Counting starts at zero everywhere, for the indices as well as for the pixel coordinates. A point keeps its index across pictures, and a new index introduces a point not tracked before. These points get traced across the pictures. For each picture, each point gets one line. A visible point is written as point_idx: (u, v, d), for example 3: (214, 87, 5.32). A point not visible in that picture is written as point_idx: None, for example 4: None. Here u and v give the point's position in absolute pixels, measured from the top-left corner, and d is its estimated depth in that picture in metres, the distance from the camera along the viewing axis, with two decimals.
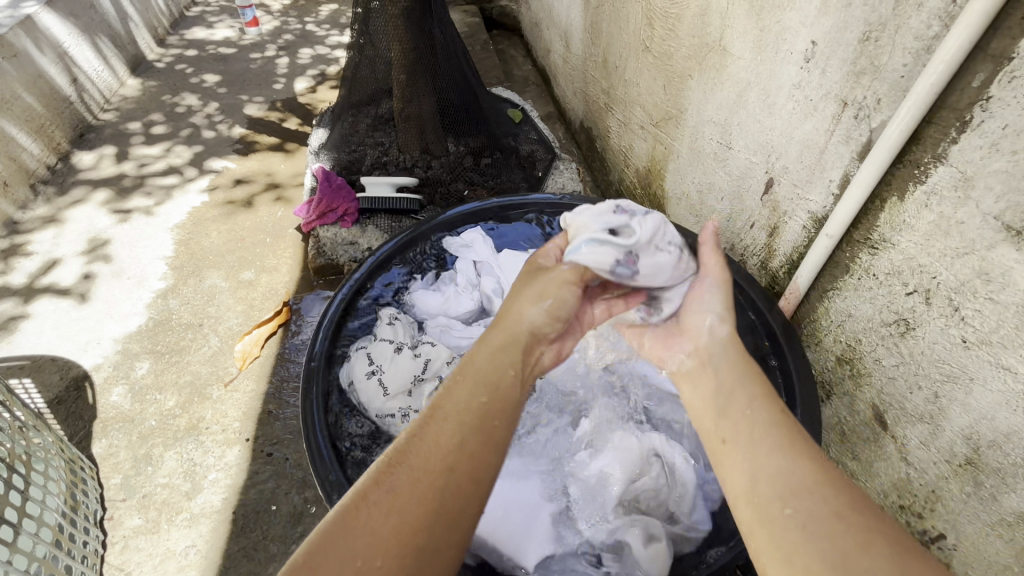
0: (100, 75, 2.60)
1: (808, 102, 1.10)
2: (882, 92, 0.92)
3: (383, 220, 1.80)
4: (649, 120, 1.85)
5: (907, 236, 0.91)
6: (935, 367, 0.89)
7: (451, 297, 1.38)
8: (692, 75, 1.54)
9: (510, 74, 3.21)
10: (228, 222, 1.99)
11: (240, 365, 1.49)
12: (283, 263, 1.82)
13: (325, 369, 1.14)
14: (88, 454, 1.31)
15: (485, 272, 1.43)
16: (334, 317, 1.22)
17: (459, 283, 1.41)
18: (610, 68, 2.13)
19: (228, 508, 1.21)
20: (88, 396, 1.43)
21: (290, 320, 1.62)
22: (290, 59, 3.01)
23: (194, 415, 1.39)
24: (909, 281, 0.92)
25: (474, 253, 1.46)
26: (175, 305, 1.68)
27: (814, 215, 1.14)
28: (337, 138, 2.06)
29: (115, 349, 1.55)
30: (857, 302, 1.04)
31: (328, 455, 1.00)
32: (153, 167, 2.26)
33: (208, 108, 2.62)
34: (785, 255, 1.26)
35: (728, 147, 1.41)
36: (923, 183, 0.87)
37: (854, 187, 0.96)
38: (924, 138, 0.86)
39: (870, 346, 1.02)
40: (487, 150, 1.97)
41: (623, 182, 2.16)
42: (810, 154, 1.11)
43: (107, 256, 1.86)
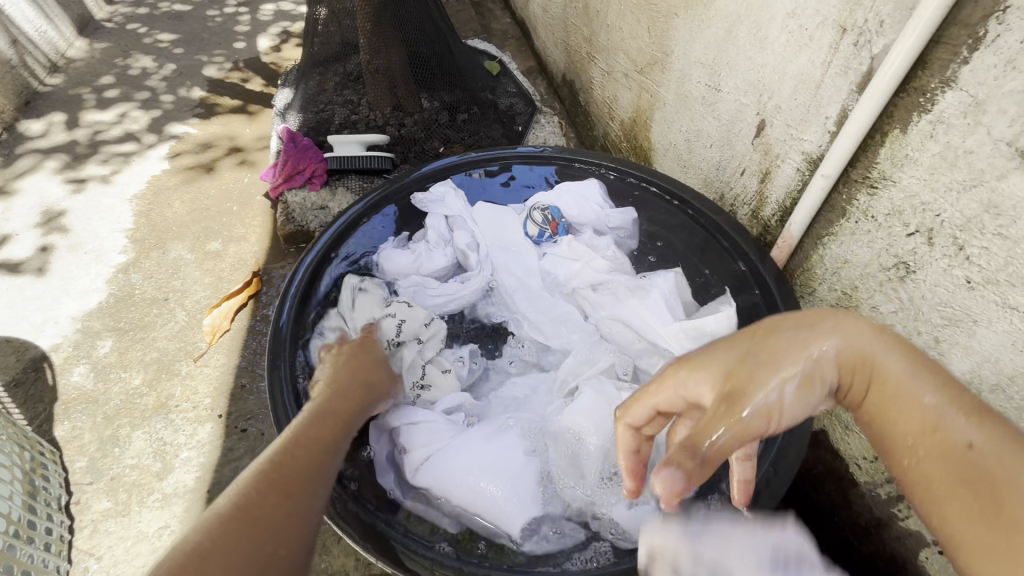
0: (43, 36, 2.41)
1: (802, 32, 1.01)
2: (886, 12, 0.84)
3: (354, 181, 1.70)
4: (634, 67, 1.75)
5: (910, 172, 0.85)
6: (937, 311, 0.84)
7: (423, 254, 1.31)
8: (678, 14, 1.44)
9: (488, 28, 3.04)
10: (190, 191, 1.87)
11: (210, 339, 1.42)
12: (251, 232, 1.72)
13: (291, 347, 1.06)
14: (50, 438, 1.24)
15: (458, 226, 1.36)
16: (299, 290, 1.14)
17: (431, 240, 1.34)
18: (592, 12, 2.00)
19: (203, 486, 1.16)
20: (48, 377, 1.35)
21: (260, 290, 1.54)
22: (251, 15, 2.81)
23: (162, 393, 1.32)
24: (911, 221, 0.86)
25: (446, 206, 1.36)
26: (138, 280, 1.58)
27: (809, 155, 1.07)
28: (303, 98, 1.94)
29: (74, 328, 1.46)
30: (854, 248, 0.98)
31: None
32: (108, 134, 2.11)
33: (165, 70, 2.44)
34: (778, 203, 1.19)
35: (717, 89, 1.32)
36: (928, 111, 0.80)
37: (851, 122, 0.88)
38: (931, 61, 0.78)
39: (867, 293, 0.97)
40: (464, 105, 1.86)
41: (608, 136, 2.06)
42: (805, 90, 1.04)
43: (62, 230, 1.74)
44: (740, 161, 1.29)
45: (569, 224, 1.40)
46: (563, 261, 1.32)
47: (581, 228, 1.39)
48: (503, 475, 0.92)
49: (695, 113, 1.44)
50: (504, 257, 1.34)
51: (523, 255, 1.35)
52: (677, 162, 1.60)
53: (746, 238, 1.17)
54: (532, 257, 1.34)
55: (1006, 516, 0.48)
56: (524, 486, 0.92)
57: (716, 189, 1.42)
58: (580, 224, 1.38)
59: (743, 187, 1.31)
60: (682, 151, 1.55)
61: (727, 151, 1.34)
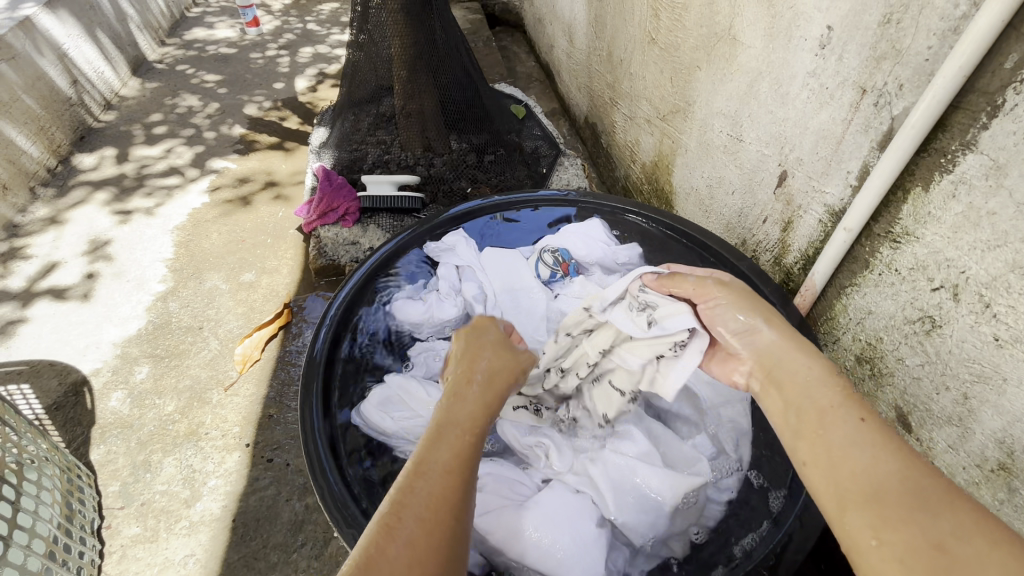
0: (101, 76, 2.58)
1: (823, 90, 1.05)
2: (906, 77, 0.88)
3: (385, 219, 1.77)
4: (656, 114, 1.81)
5: (933, 229, 0.87)
6: (965, 367, 0.85)
7: (433, 305, 1.31)
8: (701, 66, 1.50)
9: (513, 71, 3.17)
10: (228, 223, 1.96)
11: (240, 368, 1.46)
12: (284, 264, 1.79)
13: (324, 373, 1.10)
14: (86, 461, 1.28)
15: (467, 277, 1.37)
16: (336, 318, 1.19)
17: (441, 290, 1.34)
18: (615, 60, 2.09)
19: (228, 515, 1.19)
20: (87, 402, 1.40)
21: (291, 321, 1.60)
22: (291, 58, 2.99)
23: (194, 420, 1.36)
24: (935, 276, 0.87)
25: (456, 256, 1.39)
26: (175, 308, 1.65)
27: (831, 208, 1.09)
28: (338, 136, 2.01)
29: (114, 353, 1.52)
30: (878, 298, 1.00)
31: (328, 464, 0.96)
32: (154, 167, 2.24)
33: (209, 108, 2.60)
34: (800, 251, 1.21)
35: (739, 139, 1.36)
36: (950, 172, 0.83)
37: (873, 178, 0.91)
38: (951, 125, 0.81)
39: (892, 344, 0.98)
40: (491, 147, 1.93)
41: (630, 178, 2.11)
42: (826, 145, 1.07)
43: (108, 258, 1.83)
44: (761, 209, 1.32)
45: (579, 262, 1.40)
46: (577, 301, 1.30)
47: (590, 267, 1.39)
48: (544, 522, 0.88)
49: (716, 160, 1.48)
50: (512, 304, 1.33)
51: (534, 296, 1.34)
52: (699, 207, 1.64)
53: (772, 288, 1.18)
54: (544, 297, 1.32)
55: (946, 553, 0.48)
56: (580, 528, 0.89)
57: (738, 235, 1.45)
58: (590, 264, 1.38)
59: (764, 234, 1.33)
60: (704, 197, 1.58)
61: (750, 198, 1.36)
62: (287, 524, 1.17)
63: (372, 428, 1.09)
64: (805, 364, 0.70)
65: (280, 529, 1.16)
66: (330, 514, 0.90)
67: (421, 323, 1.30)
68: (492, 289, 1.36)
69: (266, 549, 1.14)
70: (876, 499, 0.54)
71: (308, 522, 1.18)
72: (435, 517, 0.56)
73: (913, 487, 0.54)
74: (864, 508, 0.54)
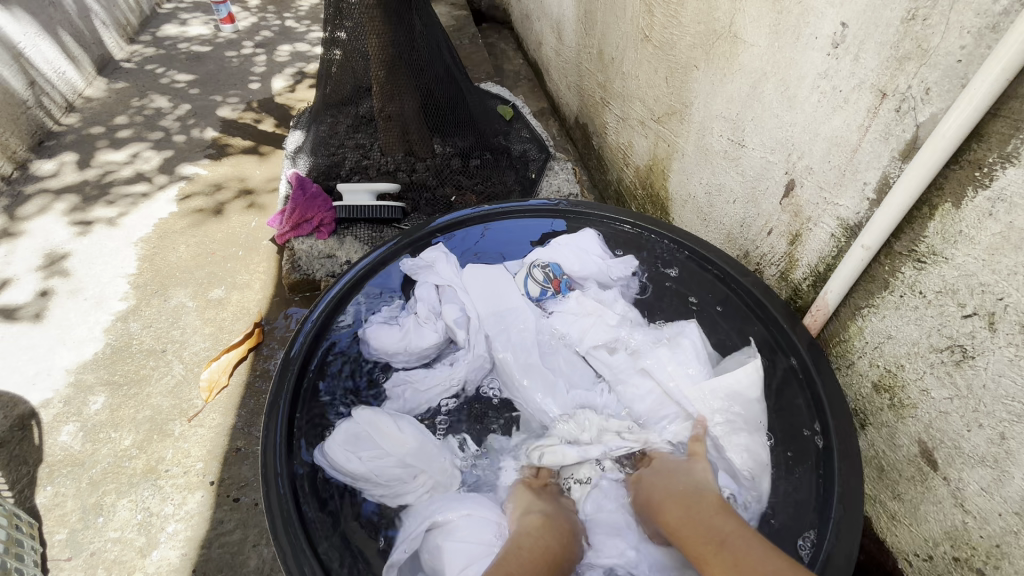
0: (62, 76, 2.43)
1: (836, 93, 0.96)
2: (933, 80, 0.79)
3: (363, 230, 1.65)
4: (650, 116, 1.72)
5: (965, 249, 0.78)
6: (1002, 404, 0.76)
7: (411, 330, 1.19)
8: (698, 65, 1.40)
9: (501, 69, 3.06)
10: (197, 234, 1.83)
11: (206, 397, 1.34)
12: (256, 279, 1.68)
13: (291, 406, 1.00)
14: (30, 505, 1.16)
15: (448, 298, 1.25)
16: (310, 337, 1.10)
17: (420, 313, 1.22)
18: (606, 59, 1.99)
19: (187, 565, 1.07)
20: (35, 437, 1.28)
21: (261, 342, 1.49)
22: (267, 56, 2.85)
23: (152, 456, 1.24)
24: (967, 302, 0.78)
25: (435, 274, 1.27)
26: (136, 329, 1.53)
27: (844, 221, 1.01)
28: (314, 141, 1.88)
29: (67, 381, 1.40)
30: (898, 323, 0.91)
31: (292, 514, 0.86)
32: (118, 174, 2.10)
33: (179, 110, 2.46)
34: (809, 266, 1.12)
35: (740, 145, 1.27)
36: (986, 187, 0.74)
37: (896, 193, 0.82)
38: (989, 134, 0.72)
39: (915, 373, 0.89)
40: (477, 151, 1.83)
41: (623, 183, 2.02)
42: (840, 154, 0.98)
43: (64, 274, 1.70)
44: (766, 221, 1.23)
45: (571, 279, 1.31)
46: (576, 321, 1.23)
47: (585, 283, 1.30)
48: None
49: (716, 166, 1.39)
50: (498, 327, 1.20)
51: (522, 316, 1.22)
52: (697, 215, 1.54)
53: (778, 305, 1.10)
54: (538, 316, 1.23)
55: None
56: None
57: (740, 246, 1.36)
58: (584, 280, 1.29)
59: (769, 247, 1.24)
60: (703, 205, 1.49)
61: (752, 209, 1.28)
62: (253, 574, 1.07)
63: (337, 470, 0.97)
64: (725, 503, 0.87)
65: None
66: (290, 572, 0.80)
67: (399, 351, 1.17)
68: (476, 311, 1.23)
69: None
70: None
71: (277, 571, 1.07)
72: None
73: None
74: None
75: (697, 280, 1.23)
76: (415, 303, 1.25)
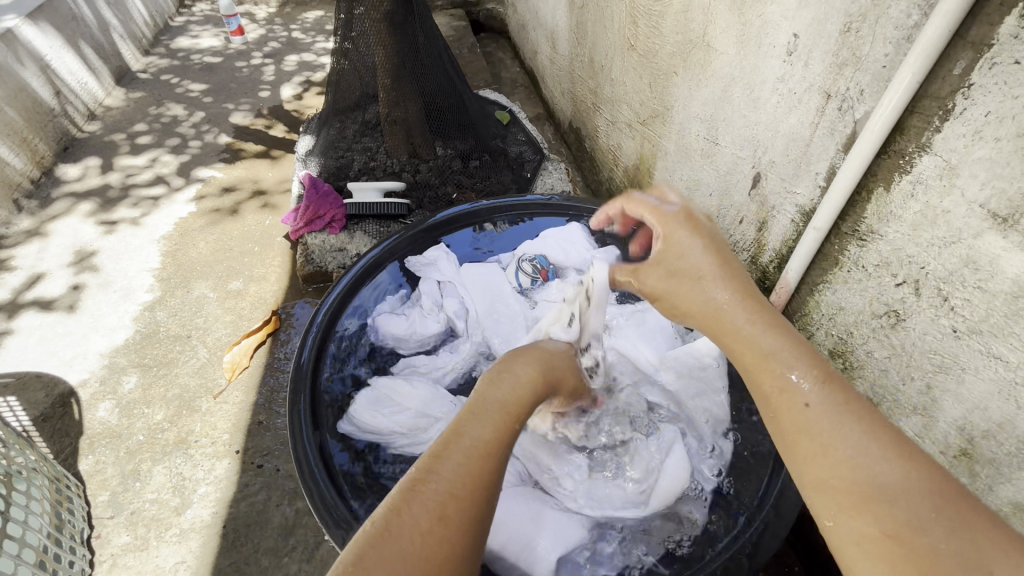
0: (84, 86, 2.58)
1: (791, 95, 1.09)
2: (865, 83, 0.92)
3: (371, 226, 1.79)
4: (636, 118, 1.85)
5: (895, 227, 0.91)
6: (928, 358, 0.88)
7: (417, 320, 1.33)
8: (678, 71, 1.54)
9: (498, 77, 3.21)
10: (215, 231, 1.97)
11: (229, 376, 1.47)
12: (272, 272, 1.81)
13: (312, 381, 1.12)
14: (74, 472, 1.28)
15: (449, 292, 1.39)
16: (325, 322, 1.21)
17: (425, 305, 1.36)
18: (596, 67, 2.13)
19: (218, 522, 1.20)
20: (75, 412, 1.41)
21: (279, 328, 1.61)
22: (276, 66, 3.00)
23: (183, 428, 1.37)
24: (898, 272, 0.91)
25: (437, 270, 1.41)
26: (163, 317, 1.66)
27: (802, 208, 1.14)
28: (323, 145, 2.02)
29: (101, 364, 1.53)
30: (847, 295, 1.04)
31: (318, 468, 0.98)
32: (139, 177, 2.24)
33: (194, 117, 2.60)
34: (775, 250, 1.25)
35: (715, 142, 1.40)
36: (908, 173, 0.87)
37: (838, 181, 0.95)
38: (908, 128, 0.85)
39: (862, 338, 1.02)
40: (476, 153, 1.96)
41: (613, 182, 2.15)
42: (796, 148, 1.11)
43: (94, 268, 1.83)
44: (738, 211, 1.36)
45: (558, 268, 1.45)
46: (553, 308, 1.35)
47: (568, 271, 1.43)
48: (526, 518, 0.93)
49: (695, 163, 1.52)
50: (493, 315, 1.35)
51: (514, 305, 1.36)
52: None
53: None
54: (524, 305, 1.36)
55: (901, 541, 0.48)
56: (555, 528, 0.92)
57: None
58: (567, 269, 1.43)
59: (741, 234, 1.37)
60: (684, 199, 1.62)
61: (726, 200, 1.41)
62: (278, 529, 1.19)
63: (364, 430, 1.10)
64: (760, 332, 0.62)
65: (271, 534, 1.18)
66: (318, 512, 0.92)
67: (406, 338, 1.32)
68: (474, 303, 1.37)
69: (258, 553, 1.15)
70: (867, 511, 0.51)
71: (299, 526, 1.19)
72: (461, 492, 0.57)
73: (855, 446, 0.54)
74: (819, 489, 0.54)
75: None
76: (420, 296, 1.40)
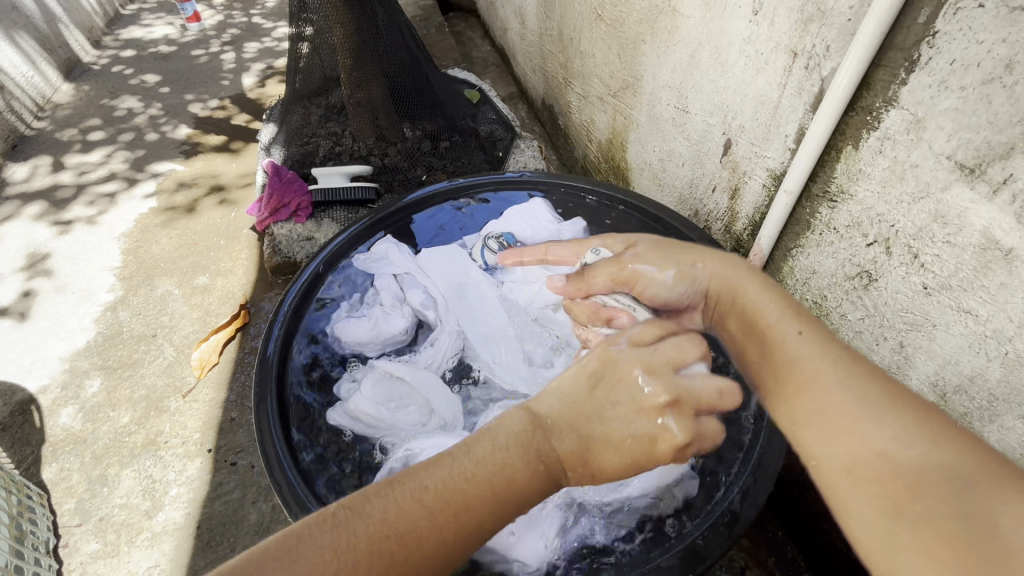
0: (30, 81, 2.46)
1: (758, 57, 1.06)
2: (831, 38, 0.89)
3: (339, 212, 1.73)
4: (607, 91, 1.81)
5: (865, 185, 0.89)
6: (900, 316, 0.88)
7: (379, 319, 1.21)
8: (646, 40, 1.50)
9: (468, 57, 3.12)
10: (177, 227, 1.89)
11: (198, 374, 1.42)
12: (239, 265, 1.75)
13: (275, 379, 1.06)
14: (37, 480, 1.24)
15: (409, 284, 1.29)
16: (285, 319, 1.15)
17: (385, 303, 1.25)
18: (566, 40, 2.08)
19: (191, 523, 1.16)
20: (35, 420, 1.36)
21: (249, 322, 1.55)
22: (236, 53, 2.88)
23: (151, 430, 1.32)
24: (869, 231, 0.90)
25: (391, 265, 1.31)
26: (126, 317, 1.59)
27: (773, 171, 1.12)
28: (287, 132, 1.95)
29: (62, 369, 1.47)
30: (820, 259, 1.02)
31: (286, 462, 0.94)
32: (94, 174, 2.15)
33: (151, 110, 2.49)
34: (748, 217, 1.24)
35: (685, 111, 1.37)
36: (876, 129, 0.85)
37: (807, 141, 0.93)
38: (874, 82, 0.83)
39: (835, 302, 1.01)
40: (445, 133, 1.91)
41: (588, 158, 2.12)
42: (765, 111, 1.09)
43: (49, 270, 1.76)
44: (710, 179, 1.34)
45: None
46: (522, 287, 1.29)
47: None
48: None
49: (666, 134, 1.49)
50: (464, 308, 1.27)
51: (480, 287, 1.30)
52: (653, 182, 1.65)
53: None
54: (489, 283, 1.31)
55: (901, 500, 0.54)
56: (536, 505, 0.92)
57: (691, 205, 1.47)
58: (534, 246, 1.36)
59: (715, 204, 1.35)
60: (657, 170, 1.60)
61: (699, 169, 1.38)
62: (254, 527, 1.15)
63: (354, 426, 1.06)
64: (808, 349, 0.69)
65: (247, 532, 1.15)
66: (286, 509, 0.88)
67: (371, 341, 1.19)
68: (438, 292, 1.29)
69: (234, 553, 1.12)
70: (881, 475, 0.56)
71: (275, 522, 1.16)
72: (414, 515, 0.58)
73: (866, 412, 0.60)
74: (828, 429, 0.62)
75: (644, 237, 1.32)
76: (377, 295, 1.28)
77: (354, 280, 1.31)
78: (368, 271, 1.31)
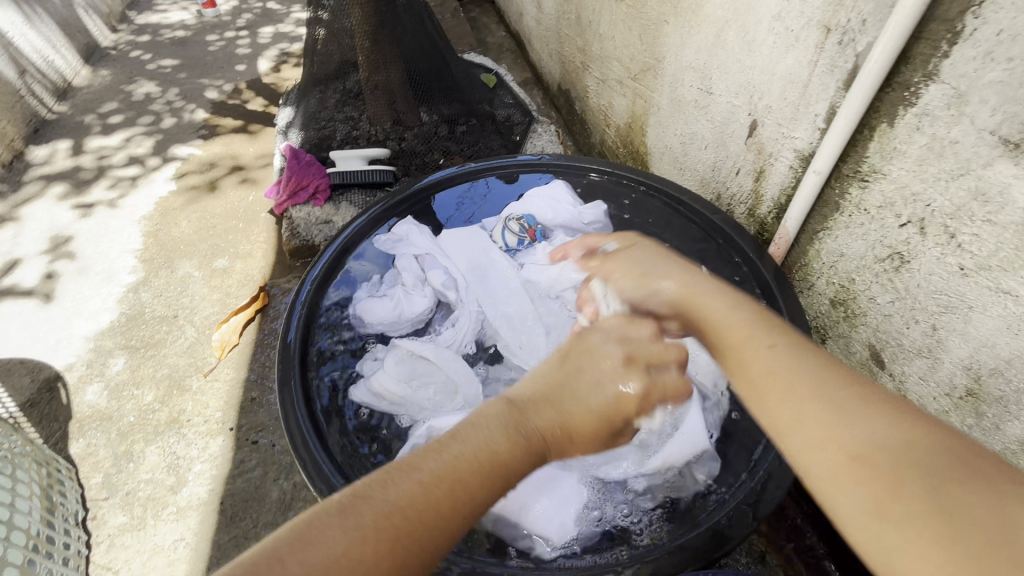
0: (50, 65, 2.48)
1: (789, 33, 1.04)
2: (868, 11, 0.87)
3: (356, 195, 1.73)
4: (627, 74, 1.78)
5: (899, 164, 0.87)
6: (933, 298, 0.86)
7: (401, 299, 1.22)
8: (669, 20, 1.47)
9: (483, 42, 3.09)
10: (196, 210, 1.91)
11: (219, 354, 1.43)
12: (257, 248, 1.76)
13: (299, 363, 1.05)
14: (65, 455, 1.27)
15: (430, 265, 1.30)
16: (306, 302, 1.15)
17: (406, 283, 1.26)
18: (584, 23, 2.05)
19: (215, 499, 1.18)
20: (62, 397, 1.38)
21: (268, 305, 1.54)
22: (251, 39, 2.88)
23: (175, 408, 1.34)
24: (903, 211, 0.88)
25: (411, 246, 1.31)
26: (148, 298, 1.61)
27: (801, 152, 1.09)
28: (304, 115, 1.95)
29: (87, 348, 1.49)
30: (848, 241, 1.00)
31: (312, 439, 0.94)
32: (114, 158, 2.17)
33: (168, 94, 2.50)
34: (773, 200, 1.22)
35: (709, 92, 1.35)
36: (914, 105, 0.82)
37: (839, 119, 0.90)
38: (913, 57, 0.80)
39: (864, 285, 0.99)
40: (462, 117, 1.89)
41: (605, 143, 2.09)
42: (794, 90, 1.06)
43: (73, 252, 1.78)
44: (734, 161, 1.32)
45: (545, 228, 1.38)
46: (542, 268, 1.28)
47: (555, 230, 1.37)
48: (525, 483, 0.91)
49: (688, 116, 1.47)
50: (484, 288, 1.27)
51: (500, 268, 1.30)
52: (674, 166, 1.63)
53: (747, 238, 1.17)
54: (509, 264, 1.31)
55: None
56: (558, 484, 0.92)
57: (713, 189, 1.44)
58: (554, 228, 1.36)
59: (738, 187, 1.33)
60: (678, 154, 1.57)
61: (722, 152, 1.36)
62: (276, 503, 1.17)
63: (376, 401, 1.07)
64: None
65: (270, 507, 1.16)
66: (314, 484, 0.89)
67: (394, 320, 1.20)
68: (458, 273, 1.29)
69: (257, 528, 1.13)
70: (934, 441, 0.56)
71: (297, 499, 1.17)
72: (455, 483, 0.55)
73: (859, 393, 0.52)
74: None
75: (666, 220, 1.30)
76: (398, 276, 1.29)
77: (373, 262, 1.31)
78: (388, 252, 1.32)
